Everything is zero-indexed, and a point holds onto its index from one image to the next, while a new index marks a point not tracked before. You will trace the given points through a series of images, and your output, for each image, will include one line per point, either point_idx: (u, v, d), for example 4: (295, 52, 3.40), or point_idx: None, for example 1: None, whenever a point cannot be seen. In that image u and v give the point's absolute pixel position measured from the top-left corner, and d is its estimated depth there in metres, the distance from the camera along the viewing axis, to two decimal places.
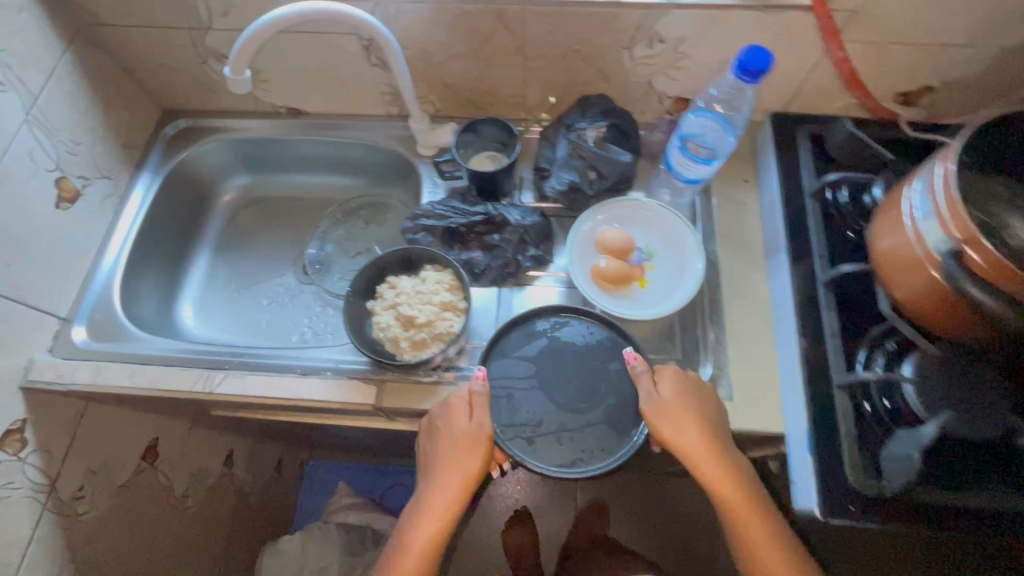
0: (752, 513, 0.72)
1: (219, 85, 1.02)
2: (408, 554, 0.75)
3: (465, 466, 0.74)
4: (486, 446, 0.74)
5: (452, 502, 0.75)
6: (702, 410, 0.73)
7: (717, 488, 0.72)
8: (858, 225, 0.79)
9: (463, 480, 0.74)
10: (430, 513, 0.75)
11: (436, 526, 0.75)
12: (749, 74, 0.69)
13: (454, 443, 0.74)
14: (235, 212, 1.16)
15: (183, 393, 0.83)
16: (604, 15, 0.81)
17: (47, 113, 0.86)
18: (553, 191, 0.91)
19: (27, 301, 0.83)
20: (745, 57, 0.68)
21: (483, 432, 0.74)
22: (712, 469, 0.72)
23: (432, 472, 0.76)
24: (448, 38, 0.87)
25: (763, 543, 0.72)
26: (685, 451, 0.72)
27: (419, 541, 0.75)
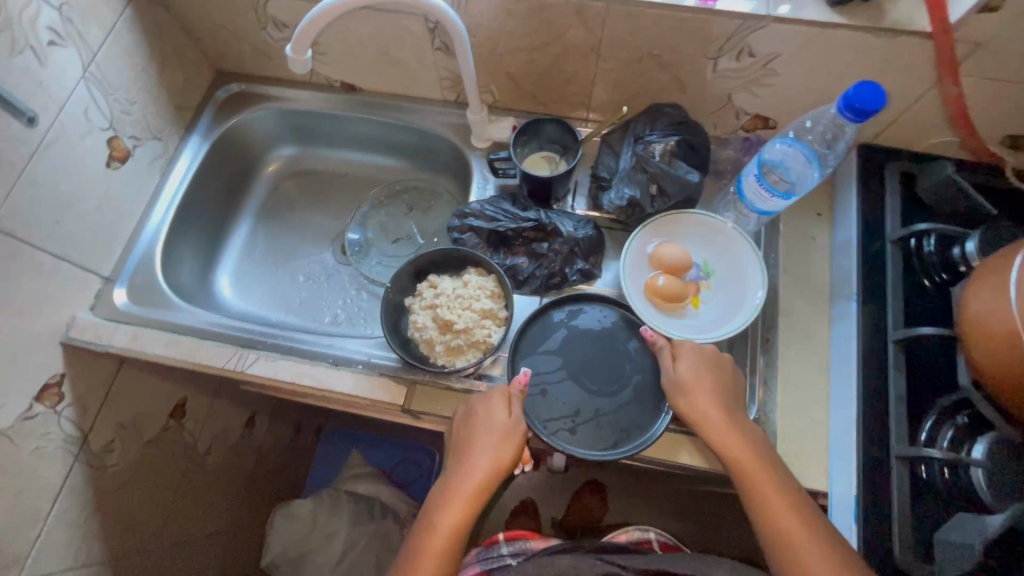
0: (774, 481, 0.65)
1: (275, 53, 0.99)
2: (432, 538, 0.66)
3: (502, 452, 0.69)
4: (520, 437, 0.70)
5: (483, 490, 0.69)
6: (717, 382, 0.71)
7: (732, 453, 0.67)
8: (938, 277, 0.72)
9: (498, 467, 0.69)
10: (456, 496, 0.68)
11: (463, 512, 0.67)
12: (854, 111, 0.62)
13: (491, 428, 0.70)
14: (279, 182, 1.14)
15: (215, 368, 0.83)
16: (692, 22, 0.74)
17: (103, 70, 0.84)
18: (610, 205, 0.86)
19: (73, 259, 0.84)
20: (852, 92, 0.62)
21: (518, 425, 0.71)
22: (727, 436, 0.67)
23: (462, 453, 0.70)
24: (519, 30, 0.82)
25: (788, 515, 0.63)
26: (711, 433, 0.68)
27: (444, 528, 0.67)
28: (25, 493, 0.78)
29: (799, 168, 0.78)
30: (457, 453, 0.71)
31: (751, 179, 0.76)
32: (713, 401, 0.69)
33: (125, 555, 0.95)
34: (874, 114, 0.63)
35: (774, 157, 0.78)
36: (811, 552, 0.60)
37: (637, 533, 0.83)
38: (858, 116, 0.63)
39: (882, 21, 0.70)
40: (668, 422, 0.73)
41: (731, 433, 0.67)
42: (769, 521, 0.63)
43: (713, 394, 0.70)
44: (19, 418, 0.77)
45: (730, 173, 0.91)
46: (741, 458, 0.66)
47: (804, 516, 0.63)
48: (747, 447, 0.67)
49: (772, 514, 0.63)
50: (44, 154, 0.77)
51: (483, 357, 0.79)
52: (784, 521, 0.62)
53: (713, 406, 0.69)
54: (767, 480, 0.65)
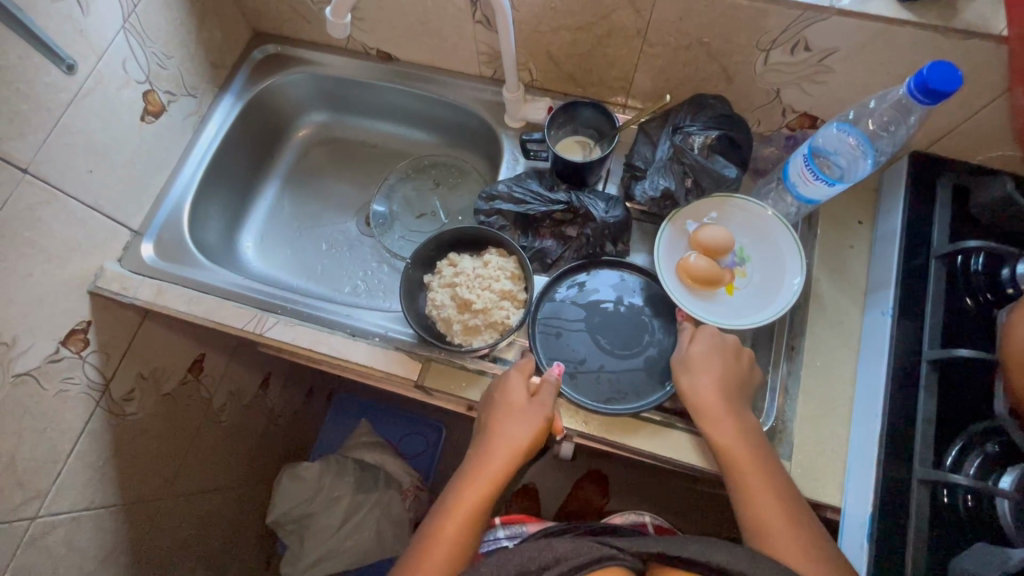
0: (759, 470, 0.65)
1: (314, 17, 0.98)
2: (450, 516, 0.66)
3: (526, 430, 0.69)
4: (541, 421, 0.70)
5: (506, 467, 0.68)
6: (722, 370, 0.70)
7: (722, 437, 0.66)
8: (983, 297, 0.68)
9: (522, 445, 0.69)
10: (479, 471, 0.68)
11: (485, 487, 0.67)
12: (926, 93, 0.56)
13: (516, 406, 0.71)
14: (308, 149, 1.14)
15: (234, 330, 0.84)
16: (748, 10, 0.70)
17: (142, 22, 0.83)
18: (643, 197, 0.83)
19: (104, 211, 0.85)
20: (927, 70, 0.55)
21: (539, 410, 0.71)
22: (719, 417, 0.68)
23: (488, 429, 0.71)
24: (566, 8, 0.79)
25: (766, 500, 0.63)
26: (710, 418, 0.68)
27: (466, 502, 0.67)
28: (48, 433, 0.81)
29: (851, 157, 0.73)
30: (483, 430, 0.71)
31: (800, 159, 0.73)
32: (713, 383, 0.69)
33: (139, 501, 0.98)
34: (946, 99, 0.57)
35: (826, 144, 0.74)
36: (784, 538, 0.60)
37: (632, 517, 0.85)
38: (930, 98, 0.56)
39: (954, 22, 0.66)
40: (664, 397, 0.75)
41: (722, 416, 0.67)
42: (746, 506, 0.63)
43: (711, 379, 0.69)
44: (46, 360, 0.79)
45: (770, 172, 0.88)
46: (729, 442, 0.66)
47: (789, 508, 0.63)
48: (738, 434, 0.67)
49: (749, 499, 0.63)
50: (81, 102, 0.77)
51: (500, 339, 0.79)
52: (761, 504, 0.63)
53: (712, 390, 0.69)
54: (751, 466, 0.65)
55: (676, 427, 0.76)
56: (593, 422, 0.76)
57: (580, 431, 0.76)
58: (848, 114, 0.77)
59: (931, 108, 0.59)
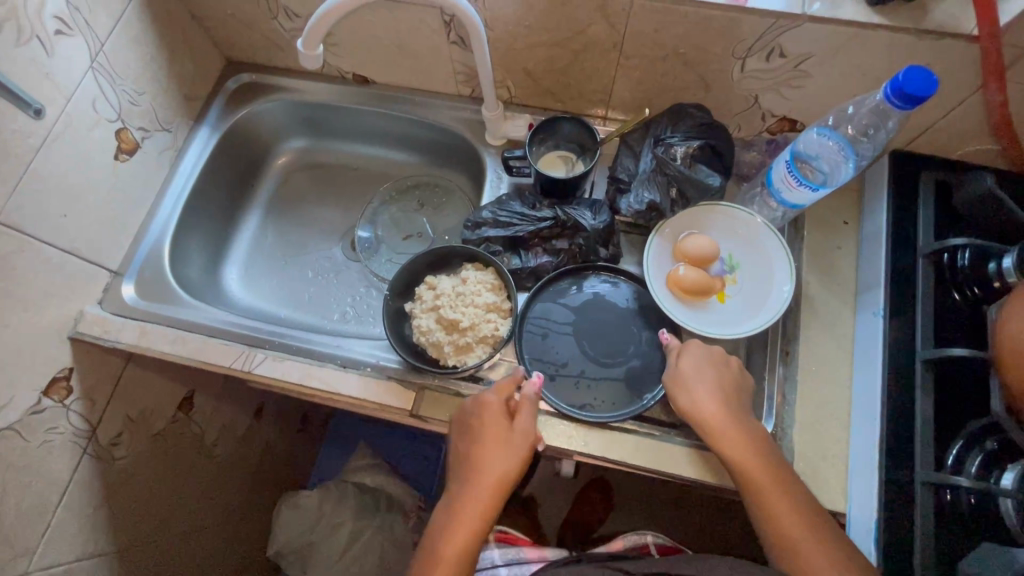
0: (772, 482, 0.64)
1: (286, 44, 0.96)
2: (442, 562, 0.64)
3: (512, 461, 0.68)
4: (525, 449, 0.69)
5: (494, 503, 0.67)
6: (715, 381, 0.70)
7: (728, 452, 0.65)
8: (970, 292, 0.68)
9: (508, 478, 0.68)
10: (466, 508, 0.66)
11: (474, 525, 0.65)
12: (903, 99, 0.55)
13: (500, 437, 0.69)
14: (289, 175, 1.12)
15: (223, 368, 0.82)
16: (722, 20, 0.70)
17: (111, 61, 0.81)
18: (629, 210, 0.82)
19: (82, 254, 0.83)
20: (902, 75, 0.55)
21: (523, 437, 0.70)
22: (723, 432, 0.66)
23: (472, 463, 0.69)
24: (539, 25, 0.78)
25: (784, 510, 0.62)
26: (716, 432, 0.67)
27: (455, 544, 0.64)
28: (35, 485, 0.79)
29: (832, 160, 0.73)
30: (466, 463, 0.69)
31: (782, 166, 0.73)
32: (711, 397, 0.69)
33: (133, 546, 0.95)
34: (924, 103, 0.56)
35: (807, 149, 0.73)
36: (809, 547, 0.60)
37: (634, 537, 0.82)
38: (907, 103, 0.55)
39: (924, 22, 0.66)
40: (642, 409, 0.76)
41: (729, 431, 0.66)
42: (765, 520, 0.63)
43: (706, 392, 0.69)
44: (27, 412, 0.76)
45: (753, 177, 0.88)
46: (735, 457, 0.65)
47: (804, 515, 0.62)
48: (744, 447, 0.66)
49: (767, 512, 0.63)
50: (52, 146, 0.75)
51: (493, 352, 0.80)
52: (781, 515, 0.62)
53: (710, 404, 0.68)
54: (763, 478, 0.64)
55: (675, 441, 0.76)
56: (591, 440, 0.76)
57: (580, 451, 0.75)
58: (828, 119, 0.77)
59: (908, 112, 0.58)
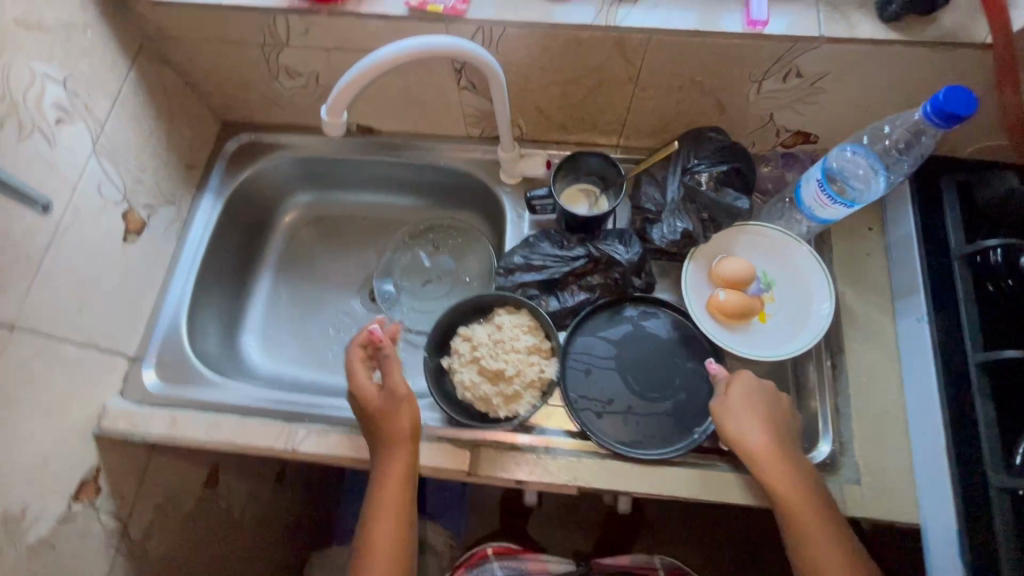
0: (816, 513, 0.64)
1: (285, 102, 0.93)
2: (378, 534, 0.67)
3: (403, 419, 0.71)
4: (406, 405, 0.71)
5: (409, 459, 0.70)
6: (763, 415, 0.69)
7: (777, 486, 0.65)
8: (1006, 284, 0.69)
9: (408, 434, 0.71)
10: (385, 475, 0.69)
11: (400, 485, 0.69)
12: (943, 118, 0.56)
13: (381, 406, 0.71)
14: (297, 232, 1.08)
15: (263, 450, 0.78)
16: (739, 48, 0.71)
17: (113, 141, 0.78)
18: (662, 240, 0.82)
19: (98, 345, 0.79)
20: (943, 95, 0.56)
21: (398, 397, 0.71)
22: (773, 468, 0.66)
23: (375, 437, 0.71)
24: (553, 65, 0.77)
25: (829, 547, 0.62)
26: (762, 465, 0.66)
27: (389, 509, 0.68)
28: None
29: (864, 178, 0.75)
30: (373, 439, 0.72)
31: (814, 184, 0.74)
32: (764, 432, 0.68)
33: None
34: (961, 121, 0.58)
35: (841, 166, 0.75)
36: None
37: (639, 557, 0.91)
38: (948, 122, 0.57)
39: (939, 33, 0.67)
40: (697, 442, 0.75)
41: (780, 467, 0.66)
42: (813, 558, 0.62)
43: (757, 426, 0.68)
44: (57, 522, 0.72)
45: (774, 193, 0.88)
46: (787, 495, 0.65)
47: (847, 549, 0.63)
48: (795, 484, 0.65)
49: (816, 551, 0.62)
50: (62, 240, 0.71)
51: (543, 397, 0.77)
52: (827, 553, 0.62)
53: (760, 440, 0.67)
54: (808, 512, 0.64)
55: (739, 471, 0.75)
56: (655, 479, 0.74)
57: (646, 493, 0.73)
58: (862, 137, 0.78)
59: (945, 129, 0.59)
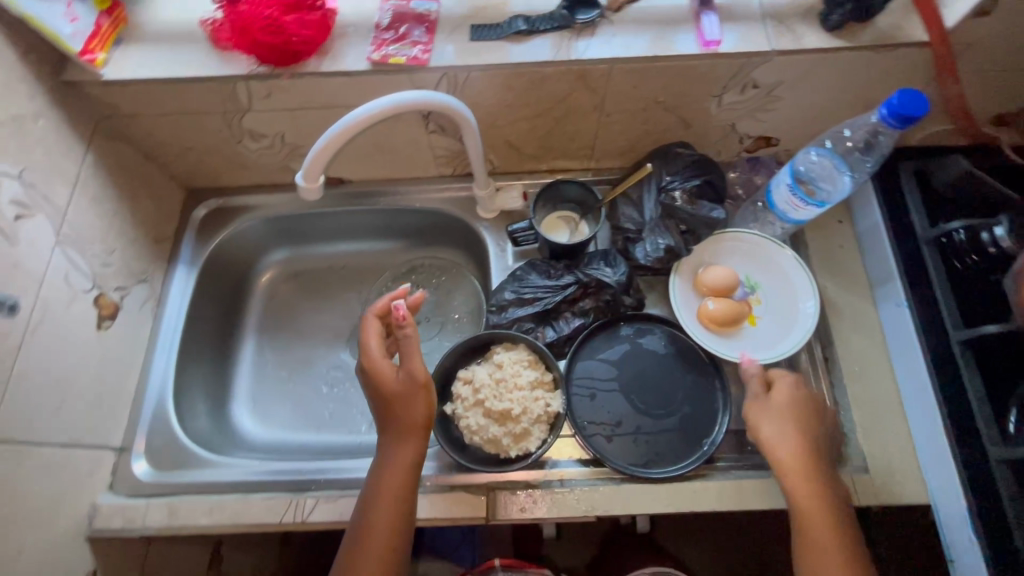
0: (831, 519, 0.63)
1: (251, 163, 0.92)
2: (374, 521, 0.65)
3: (418, 403, 0.68)
4: (423, 389, 0.68)
5: (419, 446, 0.68)
6: (797, 424, 0.68)
7: (793, 487, 0.65)
8: (970, 259, 0.74)
9: (421, 424, 0.68)
10: (390, 463, 0.68)
11: (403, 476, 0.67)
12: (898, 120, 0.60)
13: (397, 390, 0.68)
14: (276, 289, 1.05)
15: (272, 526, 0.75)
16: (697, 68, 0.73)
17: (77, 228, 0.75)
18: (647, 258, 0.83)
19: (82, 443, 0.75)
20: (896, 99, 0.59)
21: (415, 378, 0.68)
22: (793, 470, 0.65)
23: (385, 418, 0.69)
24: (519, 101, 0.79)
25: (828, 555, 0.61)
26: (784, 466, 0.66)
27: (388, 496, 0.66)
28: None
29: (830, 177, 0.79)
30: (384, 420, 0.69)
31: (785, 189, 0.76)
32: (795, 434, 0.67)
33: None
34: (915, 121, 0.61)
35: (808, 169, 0.79)
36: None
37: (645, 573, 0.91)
38: (903, 123, 0.60)
39: (880, 35, 0.71)
40: (708, 453, 0.76)
41: (801, 471, 0.65)
42: (807, 559, 0.62)
43: (786, 432, 0.68)
44: None
45: (745, 198, 0.91)
46: (798, 496, 0.64)
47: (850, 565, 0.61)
48: (813, 493, 0.64)
49: (814, 557, 0.61)
50: (33, 339, 0.68)
51: (552, 430, 0.76)
52: (824, 559, 0.61)
53: (783, 445, 0.67)
54: (823, 517, 0.63)
55: (754, 476, 0.75)
56: (673, 497, 0.74)
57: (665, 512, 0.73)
58: (824, 141, 0.82)
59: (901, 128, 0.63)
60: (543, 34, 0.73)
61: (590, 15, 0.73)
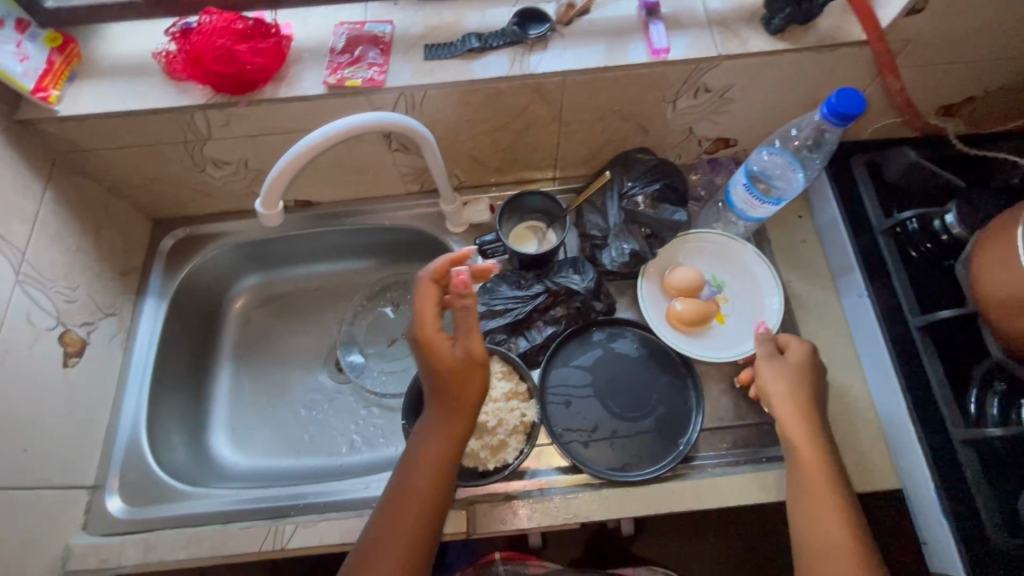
0: (828, 468, 0.63)
1: (216, 191, 0.91)
2: (414, 493, 0.64)
3: (473, 379, 0.66)
4: (480, 366, 0.66)
5: (467, 421, 0.67)
6: (804, 381, 0.68)
7: (793, 436, 0.65)
8: (925, 247, 0.76)
9: (473, 402, 0.66)
10: (435, 435, 0.66)
11: (447, 450, 0.66)
12: (839, 118, 0.62)
13: (455, 362, 0.65)
14: (250, 315, 1.04)
15: (251, 556, 0.74)
16: (648, 76, 0.75)
17: (37, 266, 0.75)
18: (614, 264, 0.85)
19: (52, 483, 0.74)
20: (834, 98, 0.62)
21: (473, 354, 0.65)
22: (793, 420, 0.66)
23: (435, 389, 0.67)
24: (478, 116, 0.80)
25: (825, 499, 0.61)
26: (785, 416, 0.66)
27: (430, 469, 0.65)
28: None
29: (784, 176, 0.81)
30: (433, 390, 0.67)
31: (742, 188, 0.78)
32: (798, 386, 0.68)
33: None
34: (854, 119, 0.64)
35: (762, 168, 0.81)
36: (833, 530, 0.59)
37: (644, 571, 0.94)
38: (841, 122, 0.62)
39: (821, 37, 0.73)
40: (685, 452, 0.76)
41: (801, 421, 0.65)
42: (802, 503, 0.62)
43: (793, 388, 0.68)
44: None
45: (707, 199, 0.93)
46: (800, 443, 0.64)
47: (846, 511, 0.60)
48: (815, 444, 0.64)
49: (813, 504, 0.61)
50: None
51: (528, 440, 0.77)
52: (822, 505, 0.61)
53: (789, 399, 0.67)
54: (820, 465, 0.63)
55: (730, 473, 0.76)
56: (651, 498, 0.75)
57: (644, 514, 0.74)
58: (773, 141, 0.84)
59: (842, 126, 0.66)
60: (496, 51, 0.75)
61: (541, 30, 0.75)
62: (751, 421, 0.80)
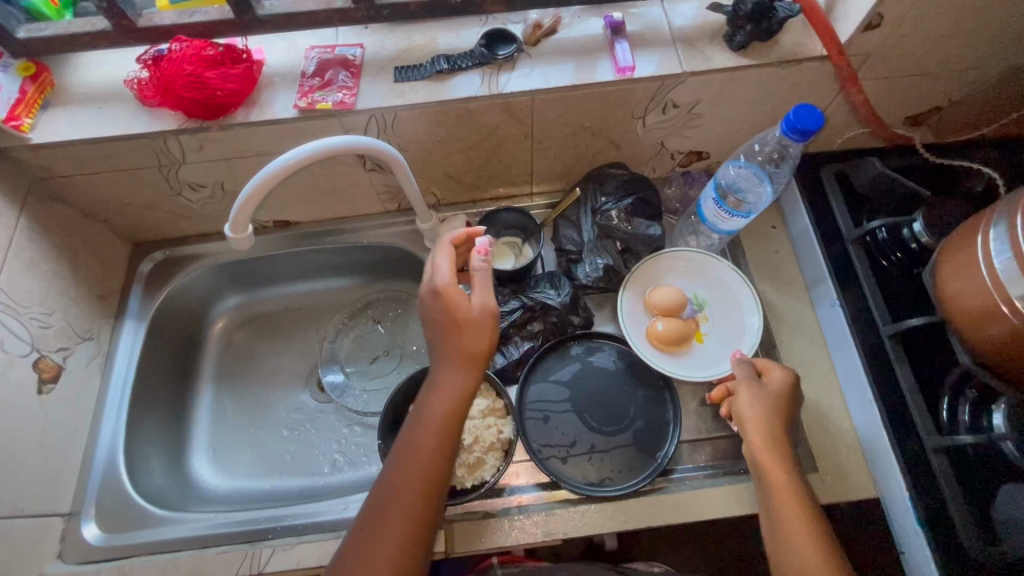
0: (803, 502, 0.62)
1: (195, 213, 0.92)
2: (417, 453, 0.63)
3: (481, 334, 0.66)
4: (490, 323, 0.67)
5: (473, 380, 0.67)
6: (781, 410, 0.68)
7: (770, 469, 0.64)
8: (895, 256, 0.76)
9: (482, 359, 0.67)
10: (442, 392, 0.66)
11: (454, 408, 0.66)
12: (797, 133, 0.64)
13: (467, 317, 0.66)
14: (231, 336, 1.04)
15: None
16: (615, 93, 0.76)
17: (10, 294, 0.75)
18: (587, 278, 0.86)
19: (26, 511, 0.74)
20: (792, 115, 0.64)
21: (484, 310, 0.66)
22: (768, 453, 0.65)
23: (444, 345, 0.67)
24: (451, 136, 0.81)
25: (805, 534, 0.59)
26: (760, 448, 0.65)
27: (433, 431, 0.64)
28: None
29: (753, 187, 0.83)
30: (441, 347, 0.67)
31: (711, 203, 0.79)
32: (773, 415, 0.67)
33: None
34: (812, 135, 0.65)
35: (729, 181, 0.84)
36: (805, 547, 0.59)
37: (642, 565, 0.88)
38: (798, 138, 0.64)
39: (783, 52, 0.74)
40: (663, 465, 0.76)
41: (776, 452, 0.65)
42: (780, 535, 0.61)
43: (768, 417, 0.67)
44: None
45: (682, 211, 0.94)
46: (777, 476, 0.63)
47: (826, 546, 0.59)
48: (790, 477, 0.63)
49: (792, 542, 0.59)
50: None
51: (506, 457, 0.76)
52: (800, 544, 0.59)
53: (764, 428, 0.66)
54: (796, 499, 0.62)
55: (709, 485, 0.76)
56: (629, 512, 0.75)
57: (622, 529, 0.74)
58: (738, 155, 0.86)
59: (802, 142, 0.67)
60: (465, 72, 0.76)
61: (509, 50, 0.76)
62: (728, 432, 0.80)
